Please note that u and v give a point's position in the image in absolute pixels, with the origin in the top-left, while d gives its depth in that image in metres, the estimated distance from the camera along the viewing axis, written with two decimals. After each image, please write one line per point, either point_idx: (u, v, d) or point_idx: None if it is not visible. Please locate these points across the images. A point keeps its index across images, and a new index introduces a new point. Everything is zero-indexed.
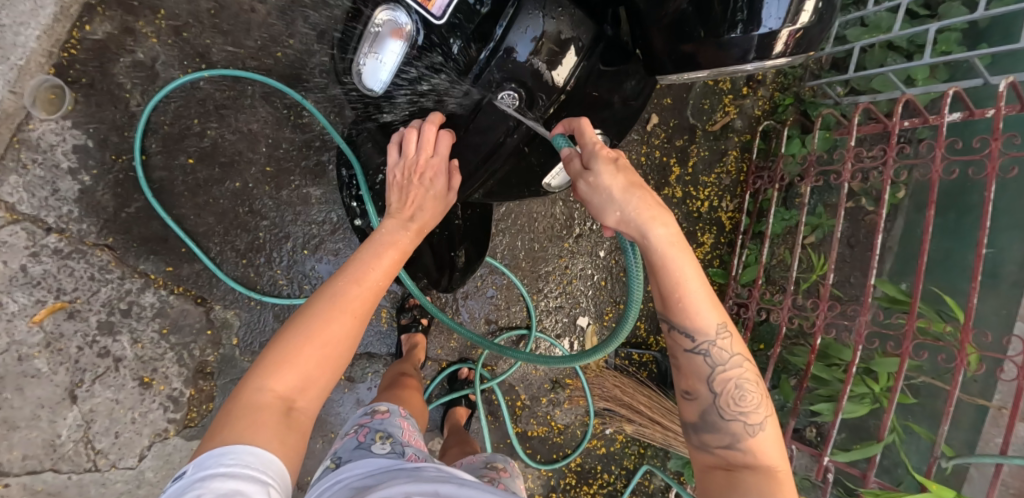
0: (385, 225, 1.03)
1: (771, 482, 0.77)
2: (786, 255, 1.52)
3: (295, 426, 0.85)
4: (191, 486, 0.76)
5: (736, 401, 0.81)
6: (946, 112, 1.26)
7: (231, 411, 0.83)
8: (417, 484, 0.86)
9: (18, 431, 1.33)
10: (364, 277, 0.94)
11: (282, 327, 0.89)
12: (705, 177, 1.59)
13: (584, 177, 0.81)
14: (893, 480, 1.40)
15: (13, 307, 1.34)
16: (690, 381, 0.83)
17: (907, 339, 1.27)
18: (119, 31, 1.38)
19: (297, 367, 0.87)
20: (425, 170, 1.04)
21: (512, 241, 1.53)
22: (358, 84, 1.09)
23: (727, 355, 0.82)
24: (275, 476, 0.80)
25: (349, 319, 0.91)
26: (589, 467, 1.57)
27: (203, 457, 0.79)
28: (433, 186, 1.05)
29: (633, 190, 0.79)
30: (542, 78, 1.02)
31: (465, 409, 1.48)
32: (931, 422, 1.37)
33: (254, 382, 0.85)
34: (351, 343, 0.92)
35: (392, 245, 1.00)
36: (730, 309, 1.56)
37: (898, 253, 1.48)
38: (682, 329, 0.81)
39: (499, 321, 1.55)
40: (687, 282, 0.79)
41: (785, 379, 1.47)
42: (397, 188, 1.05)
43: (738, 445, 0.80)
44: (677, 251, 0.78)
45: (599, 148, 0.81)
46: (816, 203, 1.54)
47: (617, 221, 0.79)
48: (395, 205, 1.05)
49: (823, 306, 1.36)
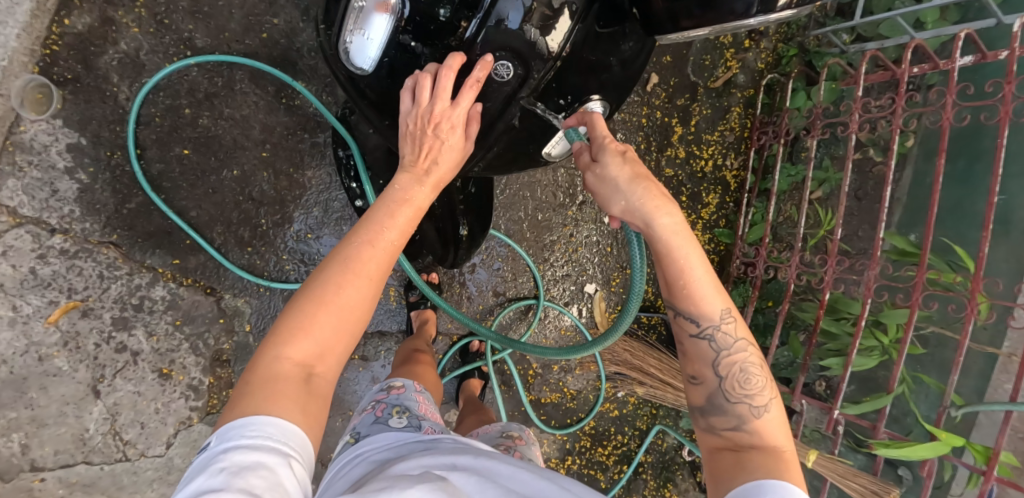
0: (398, 181, 0.94)
1: (775, 460, 0.76)
2: (793, 211, 1.51)
3: (317, 393, 0.81)
4: (213, 458, 0.72)
5: (741, 385, 0.81)
6: (955, 56, 1.21)
7: (249, 382, 0.78)
8: (435, 457, 0.87)
9: (47, 428, 1.36)
10: (379, 237, 0.87)
11: (296, 292, 0.83)
12: (708, 135, 1.57)
13: (591, 168, 0.82)
14: (903, 429, 1.41)
15: (28, 310, 1.35)
16: (696, 366, 0.83)
17: (917, 292, 1.26)
18: (99, 22, 1.35)
19: (314, 332, 0.81)
20: (440, 120, 0.92)
21: (515, 212, 1.52)
22: (345, 62, 1.03)
23: (733, 340, 0.81)
24: (298, 448, 0.76)
25: (365, 282, 0.85)
26: (603, 430, 1.60)
27: (224, 429, 0.75)
28: (448, 137, 0.94)
29: (639, 180, 0.78)
30: (536, 47, 0.95)
31: (478, 380, 1.49)
32: (941, 372, 1.37)
33: (271, 350, 0.80)
34: (369, 306, 0.86)
35: (406, 202, 0.92)
36: (738, 269, 1.56)
37: (907, 203, 1.46)
38: (687, 314, 0.81)
39: (507, 292, 1.55)
40: (692, 270, 0.78)
41: (794, 335, 1.48)
42: (411, 137, 0.95)
43: (744, 427, 0.80)
44: (683, 239, 0.78)
45: (608, 141, 0.81)
46: (822, 156, 1.51)
47: (623, 209, 0.79)
48: (410, 157, 0.96)
49: (831, 261, 1.36)
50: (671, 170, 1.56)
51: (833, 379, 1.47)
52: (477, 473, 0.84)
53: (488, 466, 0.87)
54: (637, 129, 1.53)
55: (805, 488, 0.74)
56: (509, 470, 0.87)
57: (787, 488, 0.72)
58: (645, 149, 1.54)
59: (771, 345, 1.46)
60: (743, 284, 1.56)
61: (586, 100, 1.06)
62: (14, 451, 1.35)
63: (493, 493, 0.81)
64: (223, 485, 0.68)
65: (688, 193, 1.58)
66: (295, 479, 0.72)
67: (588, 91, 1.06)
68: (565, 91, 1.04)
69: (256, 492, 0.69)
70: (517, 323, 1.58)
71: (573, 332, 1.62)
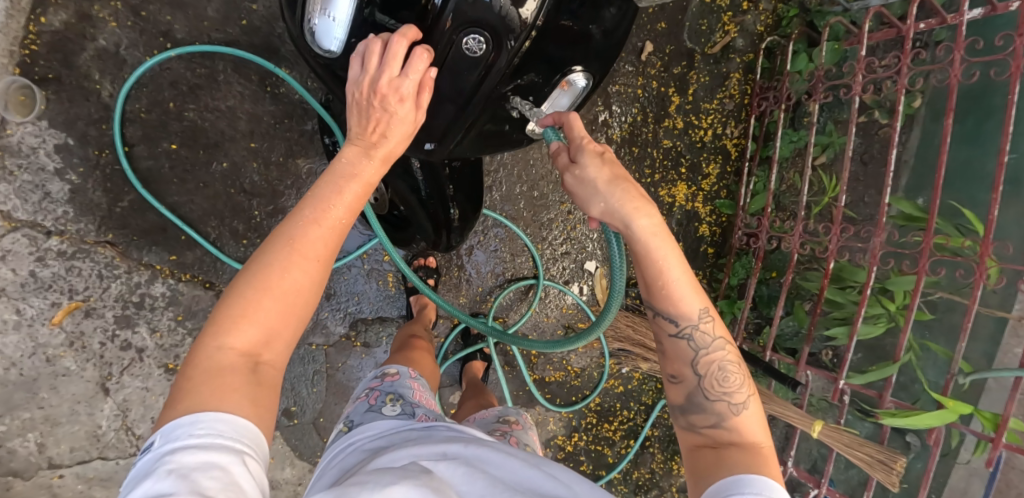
0: (344, 153, 0.89)
1: (754, 457, 0.80)
2: (796, 179, 1.48)
3: (265, 383, 0.79)
4: (159, 460, 0.70)
5: (720, 382, 0.86)
6: (963, 10, 1.15)
7: (191, 375, 0.76)
8: (426, 446, 0.88)
9: (61, 426, 1.39)
10: (325, 216, 0.84)
11: (236, 277, 0.81)
12: (707, 104, 1.53)
13: (570, 170, 0.83)
14: (910, 397, 1.40)
15: (31, 313, 1.36)
16: (675, 365, 0.88)
17: (923, 258, 1.23)
18: (76, 19, 1.32)
19: (257, 320, 0.79)
20: (387, 90, 0.86)
21: (510, 191, 1.50)
22: (311, 44, 0.99)
23: (710, 338, 0.86)
24: (251, 443, 0.74)
25: (311, 265, 0.83)
26: (608, 406, 1.61)
27: (169, 428, 0.73)
28: (399, 108, 0.87)
29: (618, 182, 0.81)
30: (508, 19, 0.91)
31: (481, 362, 1.50)
32: (949, 338, 1.35)
33: (213, 341, 0.78)
34: (317, 289, 0.84)
35: (355, 176, 0.88)
36: (740, 240, 1.53)
37: (915, 166, 1.42)
38: (666, 314, 0.86)
39: (506, 273, 1.55)
40: (670, 271, 0.83)
41: (798, 305, 1.45)
42: (356, 108, 0.89)
43: (723, 424, 0.84)
44: (660, 240, 0.81)
45: (585, 142, 0.83)
46: (825, 120, 1.47)
47: (602, 211, 0.81)
48: (356, 130, 0.89)
49: (835, 229, 1.33)
50: (670, 141, 1.53)
51: (840, 348, 1.45)
52: (466, 463, 0.85)
53: (478, 455, 0.88)
54: (632, 100, 1.49)
55: (782, 483, 0.78)
56: (499, 459, 0.88)
57: (765, 482, 0.75)
58: (642, 120, 1.50)
59: (776, 316, 1.44)
60: (746, 255, 1.55)
61: (568, 72, 1.05)
62: (31, 450, 1.38)
63: (481, 485, 0.82)
64: (173, 489, 0.67)
65: (687, 164, 1.55)
66: (248, 475, 0.71)
67: (570, 61, 1.04)
68: (543, 63, 1.02)
69: (208, 493, 0.68)
70: (517, 303, 1.57)
71: (575, 310, 1.61)
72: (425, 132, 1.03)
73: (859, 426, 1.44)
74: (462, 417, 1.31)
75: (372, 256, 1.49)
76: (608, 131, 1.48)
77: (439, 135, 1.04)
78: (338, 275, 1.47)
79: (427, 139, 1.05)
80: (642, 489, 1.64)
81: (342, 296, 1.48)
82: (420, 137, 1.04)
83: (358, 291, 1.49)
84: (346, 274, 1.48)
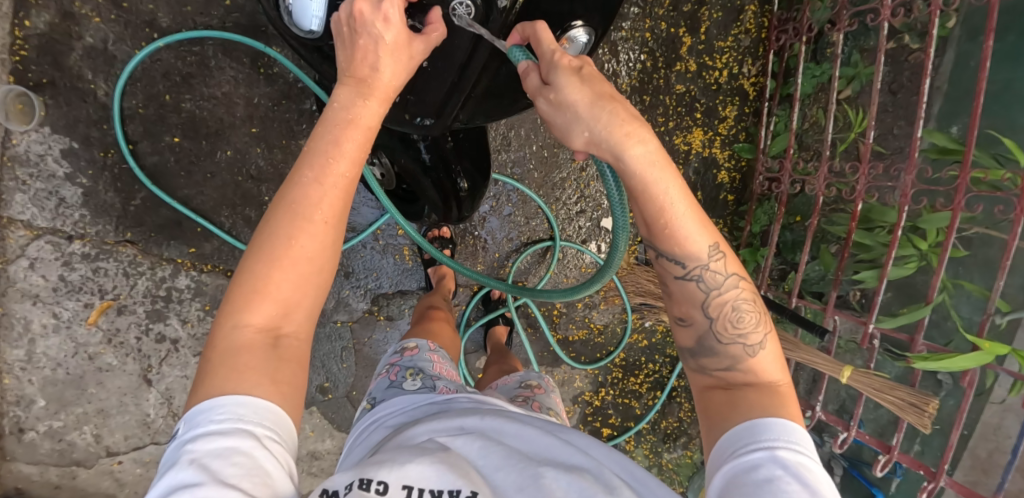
0: (338, 97, 0.82)
1: (769, 397, 0.80)
2: (819, 116, 1.43)
3: (288, 357, 0.79)
4: (181, 449, 0.71)
5: (733, 323, 0.84)
6: None
7: (212, 356, 0.77)
8: (443, 420, 0.89)
9: (113, 417, 1.47)
10: (326, 173, 0.81)
11: (248, 251, 0.80)
12: (720, 42, 1.49)
13: (544, 94, 0.77)
14: (943, 336, 1.36)
15: (67, 315, 1.41)
16: (683, 307, 0.86)
17: (959, 195, 1.14)
18: (60, 18, 1.29)
19: (272, 294, 0.79)
20: (368, 11, 0.79)
21: (518, 153, 1.47)
22: (289, 25, 0.95)
23: (722, 277, 0.84)
24: (272, 425, 0.74)
25: (319, 227, 0.80)
26: (633, 360, 1.64)
27: (191, 414, 0.74)
28: (385, 32, 0.80)
29: (601, 104, 0.75)
30: None
31: (503, 326, 1.52)
32: (985, 274, 1.29)
33: (229, 320, 0.78)
34: (330, 252, 0.82)
35: (355, 123, 0.82)
36: (762, 186, 1.50)
37: (948, 93, 1.35)
38: (671, 256, 0.83)
39: (522, 236, 1.54)
40: (673, 207, 0.79)
41: (824, 249, 1.41)
42: (344, 40, 0.82)
43: (737, 367, 0.83)
44: (657, 169, 0.77)
45: (558, 57, 0.77)
46: (850, 50, 1.41)
47: (587, 141, 0.76)
48: (344, 65, 0.83)
49: (863, 168, 1.25)
50: (682, 85, 1.49)
51: (868, 290, 1.40)
52: (482, 436, 0.86)
53: (493, 426, 0.88)
54: (640, 44, 1.45)
55: (798, 421, 0.78)
56: (514, 429, 0.88)
57: (783, 425, 0.75)
58: (652, 66, 1.47)
59: (802, 262, 1.39)
60: (768, 201, 1.52)
61: (568, 28, 0.97)
62: (89, 441, 1.47)
63: (497, 458, 0.82)
64: (196, 478, 0.68)
65: (702, 108, 1.51)
66: (271, 459, 0.72)
67: (569, 15, 0.96)
68: (540, 16, 0.95)
69: (231, 482, 0.68)
70: (535, 266, 1.57)
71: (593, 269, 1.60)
72: (419, 106, 1.00)
73: (889, 367, 1.43)
74: (486, 383, 1.32)
75: (385, 232, 1.50)
76: (618, 80, 1.45)
77: (435, 109, 1.01)
78: (353, 254, 1.49)
79: (423, 115, 1.02)
80: (670, 437, 1.70)
81: (360, 274, 1.50)
82: (414, 113, 1.02)
83: (375, 268, 1.52)
84: (362, 252, 1.49)
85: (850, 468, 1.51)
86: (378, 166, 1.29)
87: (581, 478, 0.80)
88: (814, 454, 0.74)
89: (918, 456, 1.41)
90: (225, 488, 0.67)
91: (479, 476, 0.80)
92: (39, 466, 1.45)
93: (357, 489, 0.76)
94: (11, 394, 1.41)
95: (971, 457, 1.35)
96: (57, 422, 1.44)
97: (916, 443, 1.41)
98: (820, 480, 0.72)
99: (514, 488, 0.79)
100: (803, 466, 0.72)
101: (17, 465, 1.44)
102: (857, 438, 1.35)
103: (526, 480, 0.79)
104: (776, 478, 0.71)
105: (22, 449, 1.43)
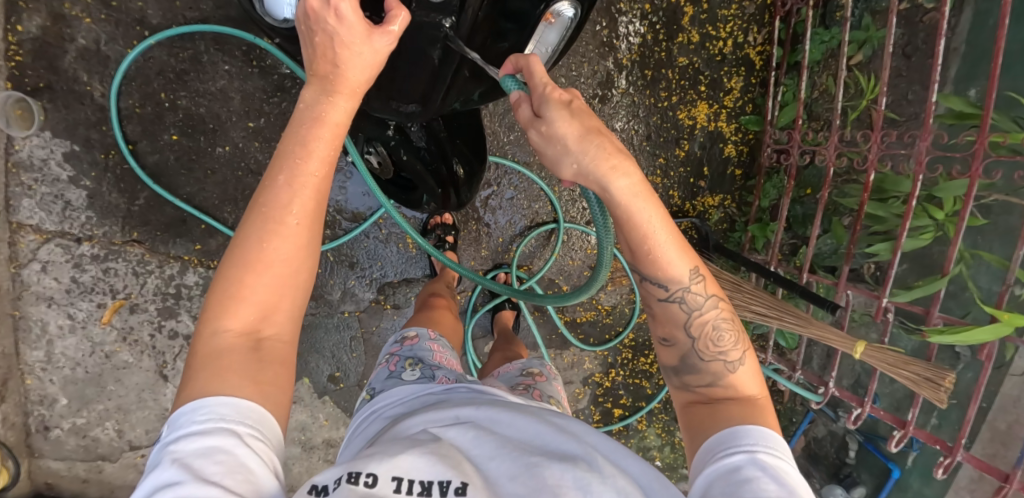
0: (303, 97, 0.81)
1: (749, 410, 0.79)
2: (830, 83, 1.38)
3: (269, 358, 0.79)
4: (163, 451, 0.71)
5: (714, 342, 0.83)
6: None
7: (193, 361, 0.77)
8: (438, 411, 0.89)
9: (133, 413, 1.51)
10: (299, 174, 0.80)
11: (224, 257, 0.80)
12: (724, 10, 1.43)
13: (534, 126, 0.74)
14: (960, 307, 1.32)
15: (82, 316, 1.44)
16: (667, 328, 0.85)
17: (976, 161, 1.09)
18: (51, 21, 1.29)
19: (249, 298, 0.79)
20: (319, 6, 0.75)
21: (517, 135, 1.45)
22: (263, 15, 0.93)
23: (702, 298, 0.83)
24: (256, 423, 0.74)
25: (293, 230, 0.80)
26: (643, 340, 1.63)
27: (175, 416, 0.74)
28: (338, 27, 0.76)
29: (589, 138, 0.72)
30: None
31: (510, 311, 1.52)
32: (1004, 243, 1.25)
33: (209, 325, 0.78)
34: (307, 253, 0.81)
35: (321, 121, 0.81)
36: (772, 158, 1.45)
37: (965, 53, 1.29)
38: (654, 280, 0.82)
39: (525, 220, 1.52)
40: (655, 235, 0.78)
41: (837, 222, 1.37)
42: (306, 39, 0.79)
43: (719, 383, 0.82)
44: (642, 200, 0.76)
45: (549, 91, 0.73)
46: (861, 12, 1.36)
47: (575, 173, 0.74)
48: (310, 63, 0.81)
49: (875, 135, 1.19)
50: (686, 58, 1.45)
51: (882, 262, 1.37)
52: (475, 426, 0.86)
53: (489, 416, 0.88)
54: (640, 16, 1.40)
55: (779, 432, 0.77)
56: (508, 419, 0.87)
57: (762, 432, 0.74)
58: (653, 39, 1.42)
59: (812, 236, 1.35)
60: (777, 174, 1.48)
61: (552, 3, 0.92)
62: (112, 436, 1.51)
63: (489, 447, 0.82)
64: (178, 477, 0.67)
65: (707, 80, 1.47)
66: (254, 456, 0.71)
67: None
68: None
69: (214, 479, 0.68)
70: (540, 250, 1.55)
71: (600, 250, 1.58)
72: (403, 93, 0.98)
73: (904, 341, 1.40)
74: (490, 370, 1.31)
75: (388, 221, 1.49)
76: (617, 55, 1.41)
77: (419, 96, 0.98)
78: (357, 244, 1.49)
79: (408, 102, 0.99)
80: None
81: (365, 264, 1.51)
82: (400, 101, 0.99)
83: (380, 257, 1.51)
84: (365, 242, 1.50)
85: (866, 442, 1.52)
86: (373, 155, 1.26)
87: (575, 467, 0.79)
88: (791, 462, 0.73)
89: (935, 429, 1.39)
90: (206, 485, 0.67)
91: (471, 466, 0.80)
92: (66, 462, 1.50)
93: (345, 482, 0.74)
94: (35, 394, 1.45)
95: (989, 430, 1.32)
96: (80, 419, 1.48)
97: (933, 416, 1.39)
98: (796, 482, 0.71)
99: (507, 476, 0.78)
100: (781, 470, 0.71)
101: (46, 461, 1.49)
102: (872, 414, 1.33)
103: (519, 468, 0.79)
104: (753, 479, 0.69)
105: (48, 446, 1.48)
